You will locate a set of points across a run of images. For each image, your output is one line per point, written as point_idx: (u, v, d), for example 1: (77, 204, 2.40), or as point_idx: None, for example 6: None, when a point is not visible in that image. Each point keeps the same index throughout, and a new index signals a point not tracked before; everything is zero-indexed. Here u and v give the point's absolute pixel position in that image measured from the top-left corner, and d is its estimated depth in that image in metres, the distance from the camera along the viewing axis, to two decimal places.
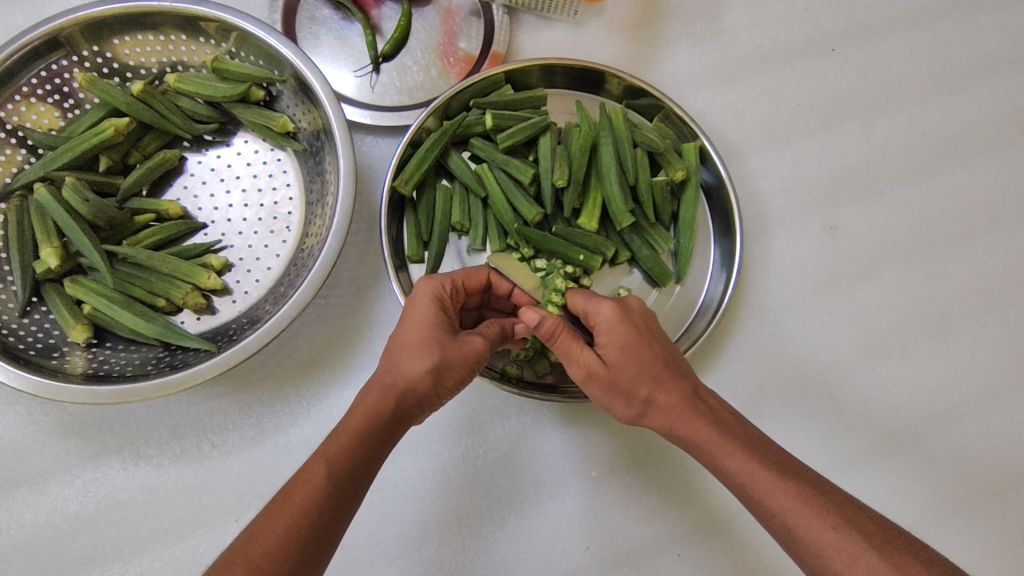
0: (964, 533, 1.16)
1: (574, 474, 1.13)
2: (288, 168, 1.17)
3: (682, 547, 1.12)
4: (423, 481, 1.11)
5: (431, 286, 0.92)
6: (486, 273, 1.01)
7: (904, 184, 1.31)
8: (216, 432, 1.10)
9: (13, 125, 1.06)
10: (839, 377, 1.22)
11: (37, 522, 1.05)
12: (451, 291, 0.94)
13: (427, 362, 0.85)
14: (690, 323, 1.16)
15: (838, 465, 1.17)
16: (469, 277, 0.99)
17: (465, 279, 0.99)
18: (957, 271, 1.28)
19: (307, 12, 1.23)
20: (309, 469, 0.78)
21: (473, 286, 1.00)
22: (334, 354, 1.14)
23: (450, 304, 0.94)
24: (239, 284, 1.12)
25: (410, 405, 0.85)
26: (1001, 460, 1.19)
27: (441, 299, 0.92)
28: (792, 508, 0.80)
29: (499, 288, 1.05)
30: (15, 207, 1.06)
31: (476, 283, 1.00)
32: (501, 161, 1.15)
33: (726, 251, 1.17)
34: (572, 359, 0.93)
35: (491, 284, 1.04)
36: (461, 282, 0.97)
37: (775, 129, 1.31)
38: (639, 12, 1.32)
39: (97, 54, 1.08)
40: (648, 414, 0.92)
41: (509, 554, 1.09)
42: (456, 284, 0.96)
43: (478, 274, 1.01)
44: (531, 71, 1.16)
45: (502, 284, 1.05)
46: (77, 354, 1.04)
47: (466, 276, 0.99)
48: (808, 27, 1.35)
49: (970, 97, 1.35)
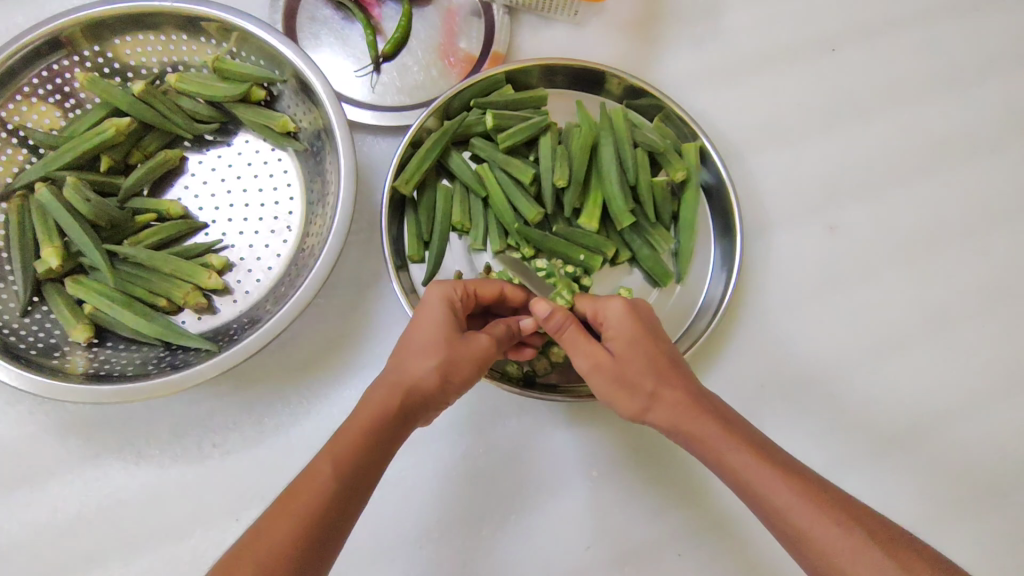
0: (964, 533, 1.16)
1: (574, 473, 1.13)
2: (289, 167, 1.17)
3: (682, 547, 1.12)
4: (424, 480, 1.11)
5: (444, 289, 0.93)
6: (498, 285, 0.99)
7: (904, 184, 1.31)
8: (217, 431, 1.10)
9: (14, 125, 1.07)
10: (840, 377, 1.22)
11: (37, 522, 1.05)
12: (462, 296, 0.94)
13: (435, 359, 0.86)
14: (690, 323, 1.16)
15: (838, 466, 1.17)
16: (481, 286, 0.98)
17: (475, 288, 0.97)
18: (957, 270, 1.28)
19: (307, 12, 1.23)
20: (315, 467, 0.78)
21: (484, 296, 0.99)
22: (335, 354, 1.14)
23: (462, 307, 0.94)
24: (239, 283, 1.12)
25: (417, 404, 0.85)
26: (1002, 460, 1.20)
27: (452, 302, 0.92)
28: (796, 506, 0.80)
29: (512, 299, 1.04)
30: (16, 207, 1.06)
31: (487, 295, 0.99)
32: (502, 161, 1.15)
33: (726, 251, 1.17)
34: (578, 351, 0.93)
35: (504, 297, 1.03)
36: (472, 290, 0.97)
37: (775, 129, 1.31)
38: (639, 12, 1.32)
39: (98, 55, 1.09)
40: (652, 409, 0.91)
41: (509, 554, 1.09)
42: (467, 290, 0.96)
43: (490, 284, 1.00)
44: (531, 71, 1.16)
45: (514, 296, 1.04)
46: (78, 354, 1.04)
47: (478, 285, 0.98)
48: (807, 28, 1.35)
49: (969, 97, 1.35)
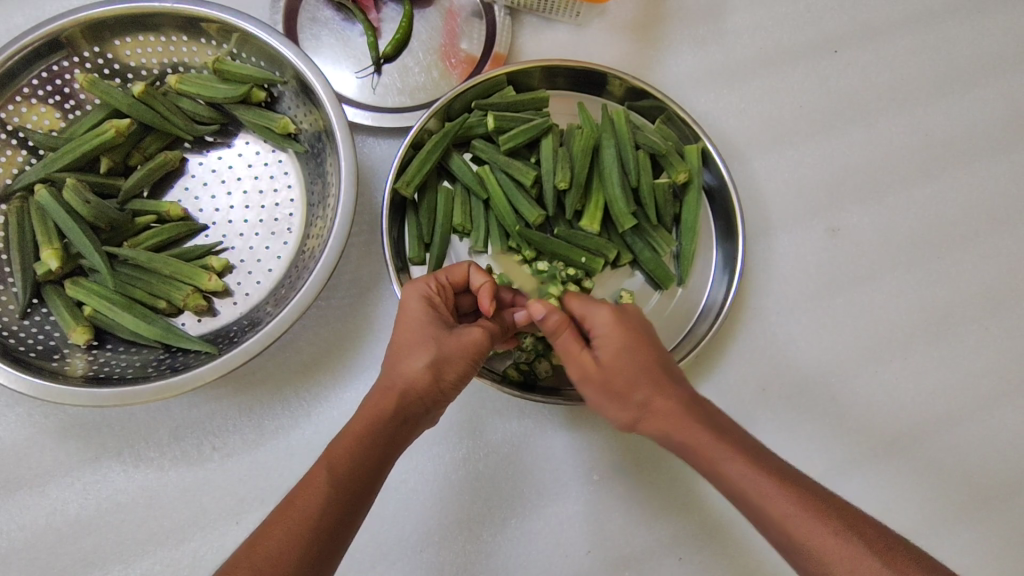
0: (965, 537, 1.16)
1: (575, 477, 1.13)
2: (290, 168, 1.16)
3: (684, 551, 1.12)
4: (425, 483, 1.10)
5: (418, 286, 0.92)
6: (467, 269, 0.97)
7: (906, 187, 1.31)
8: (217, 434, 1.09)
9: (14, 126, 1.06)
10: (842, 380, 1.21)
11: (37, 524, 1.05)
12: (439, 290, 0.94)
13: (427, 357, 0.85)
14: (691, 327, 1.16)
15: (840, 469, 1.17)
16: (451, 273, 0.96)
17: (446, 278, 0.96)
18: (961, 275, 1.28)
19: (308, 13, 1.22)
20: (313, 475, 0.78)
21: (456, 282, 0.97)
22: (335, 357, 1.13)
23: (441, 301, 0.93)
24: (239, 286, 1.12)
25: (413, 404, 0.85)
26: (1005, 465, 1.19)
27: (429, 299, 0.91)
28: (791, 515, 0.80)
29: (473, 284, 0.96)
30: (16, 209, 1.06)
31: (458, 279, 0.97)
32: (504, 163, 1.15)
33: (728, 254, 1.16)
34: (571, 359, 0.92)
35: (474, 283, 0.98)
36: (444, 281, 0.95)
37: (778, 131, 1.31)
38: (641, 13, 1.31)
39: (98, 55, 1.08)
40: (643, 418, 0.92)
41: (510, 556, 1.09)
42: (442, 283, 0.95)
43: (457, 268, 0.97)
44: (534, 73, 1.16)
45: (476, 280, 0.96)
46: (78, 357, 1.03)
47: (448, 274, 0.96)
48: (811, 29, 1.35)
49: (974, 99, 1.35)
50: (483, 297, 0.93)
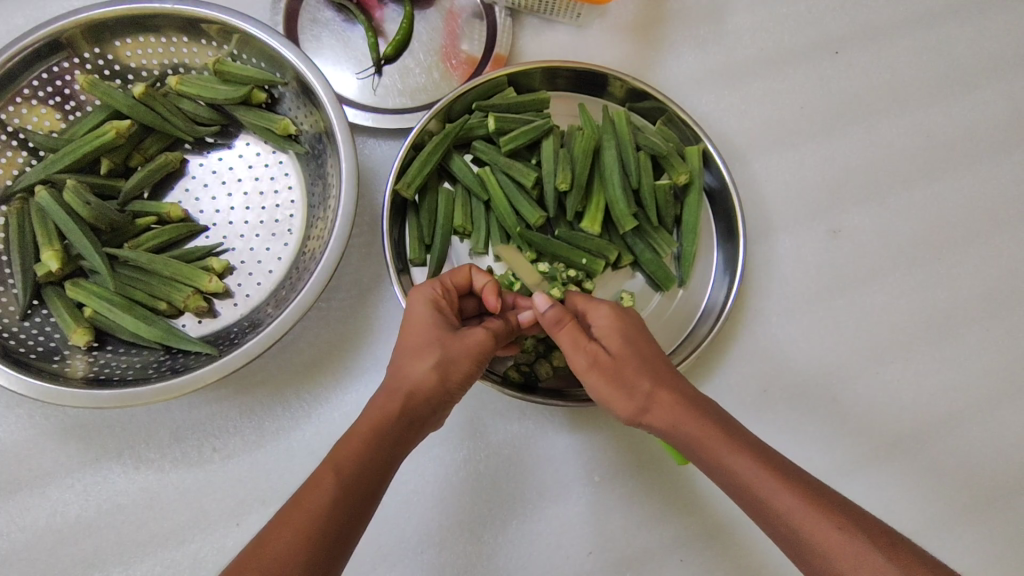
0: (967, 539, 1.16)
1: (576, 478, 1.13)
2: (291, 169, 1.16)
3: (685, 552, 1.11)
4: (426, 485, 1.10)
5: (425, 290, 0.93)
6: (470, 271, 0.97)
7: (908, 188, 1.31)
8: (218, 435, 1.09)
9: (14, 127, 1.06)
10: (844, 382, 1.21)
11: (38, 526, 1.05)
12: (445, 294, 0.94)
13: (432, 359, 0.85)
14: (692, 329, 1.16)
15: (842, 470, 1.17)
16: (455, 277, 0.97)
17: (450, 280, 0.96)
18: (963, 276, 1.28)
19: (309, 13, 1.22)
20: (319, 477, 0.78)
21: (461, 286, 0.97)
22: (336, 358, 1.13)
23: (447, 305, 0.94)
24: (239, 287, 1.11)
25: (418, 406, 0.84)
26: (1006, 466, 1.19)
27: (436, 302, 0.92)
28: (796, 510, 0.80)
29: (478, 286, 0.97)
30: (15, 210, 1.06)
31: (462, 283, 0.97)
32: (504, 164, 1.15)
33: (730, 255, 1.16)
34: (578, 348, 0.91)
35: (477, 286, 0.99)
36: (449, 283, 0.96)
37: (780, 132, 1.31)
38: (642, 13, 1.31)
39: (99, 56, 1.08)
40: (650, 408, 0.89)
41: (511, 558, 1.09)
42: (447, 287, 0.95)
43: (460, 271, 0.98)
44: (535, 74, 1.16)
45: (480, 281, 0.97)
46: (78, 358, 1.03)
47: (452, 277, 0.97)
48: (812, 30, 1.35)
49: (976, 100, 1.35)
50: (488, 296, 0.95)
